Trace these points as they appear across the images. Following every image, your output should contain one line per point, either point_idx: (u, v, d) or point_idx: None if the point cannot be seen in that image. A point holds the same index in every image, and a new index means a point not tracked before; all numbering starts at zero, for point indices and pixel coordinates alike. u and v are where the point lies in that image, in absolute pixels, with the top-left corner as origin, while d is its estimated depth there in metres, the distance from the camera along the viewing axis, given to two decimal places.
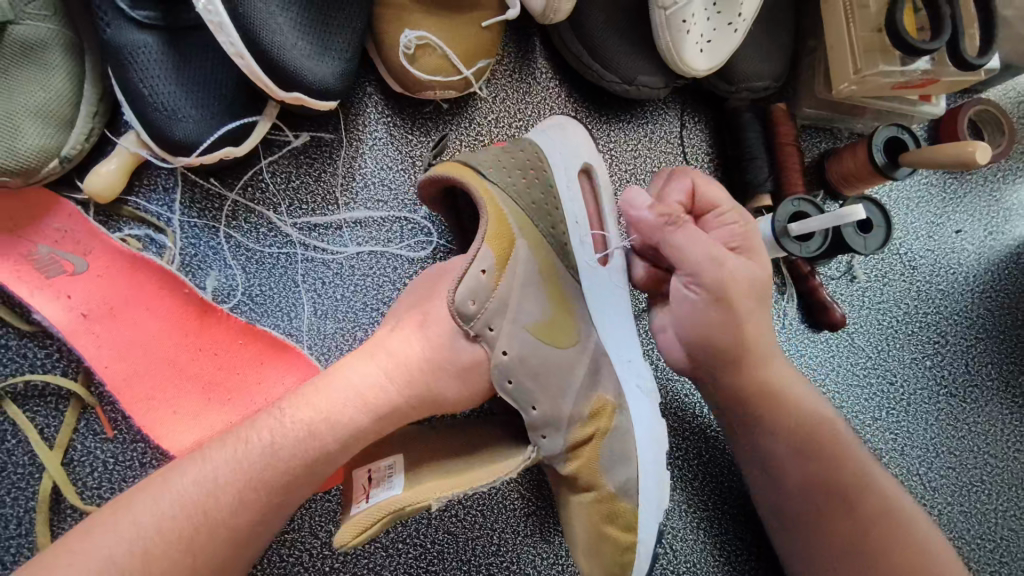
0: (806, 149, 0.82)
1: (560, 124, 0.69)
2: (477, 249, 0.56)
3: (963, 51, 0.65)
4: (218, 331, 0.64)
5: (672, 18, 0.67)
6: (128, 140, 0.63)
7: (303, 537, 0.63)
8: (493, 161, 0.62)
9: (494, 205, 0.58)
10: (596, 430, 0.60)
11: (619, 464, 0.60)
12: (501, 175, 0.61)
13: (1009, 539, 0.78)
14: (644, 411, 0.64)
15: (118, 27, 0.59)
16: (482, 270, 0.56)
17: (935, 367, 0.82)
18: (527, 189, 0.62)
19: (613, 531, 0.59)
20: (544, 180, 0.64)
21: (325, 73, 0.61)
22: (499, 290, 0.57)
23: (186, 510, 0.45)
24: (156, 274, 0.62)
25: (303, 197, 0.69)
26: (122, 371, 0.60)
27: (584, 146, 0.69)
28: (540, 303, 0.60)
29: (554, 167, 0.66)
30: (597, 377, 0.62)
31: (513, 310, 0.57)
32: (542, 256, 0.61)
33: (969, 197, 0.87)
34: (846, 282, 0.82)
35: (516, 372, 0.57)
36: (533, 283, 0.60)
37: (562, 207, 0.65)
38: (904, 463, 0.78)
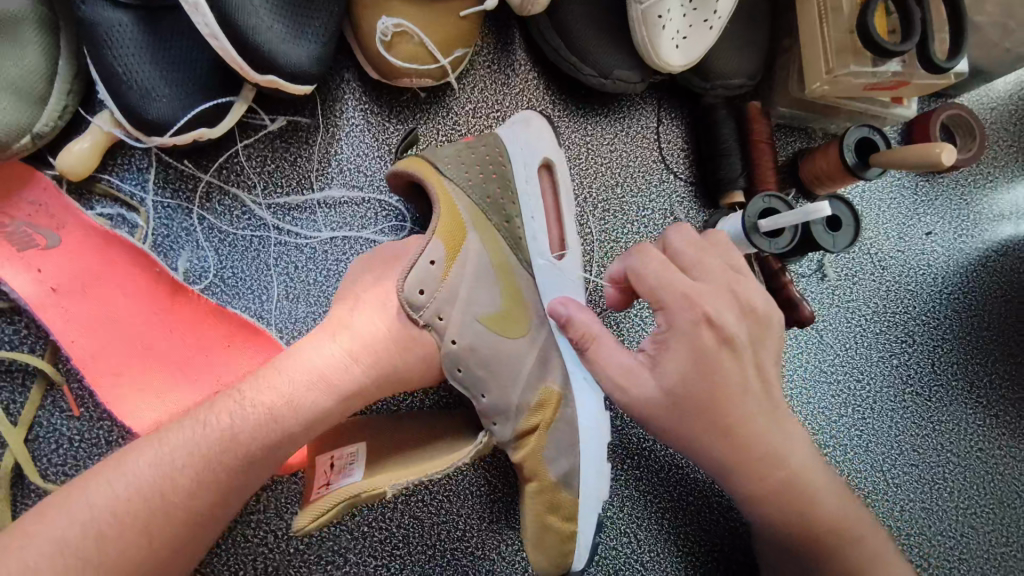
0: (779, 148, 0.83)
1: (524, 120, 0.69)
2: (426, 243, 0.57)
3: (932, 53, 0.66)
4: (187, 311, 0.64)
5: (648, 14, 0.68)
6: (102, 118, 0.63)
7: (268, 518, 0.63)
8: (453, 156, 0.63)
9: (446, 198, 0.60)
10: (539, 423, 0.60)
11: (563, 455, 0.60)
12: (461, 171, 0.62)
13: (969, 536, 0.79)
14: (590, 406, 0.64)
15: (94, 4, 0.59)
16: (432, 261, 0.56)
17: (901, 366, 0.83)
18: (483, 183, 0.63)
19: (557, 522, 0.60)
20: (504, 175, 0.65)
21: (301, 56, 0.61)
22: (448, 280, 0.57)
23: (144, 486, 0.45)
24: (129, 252, 0.63)
25: (278, 181, 0.69)
26: (90, 347, 0.60)
27: (546, 143, 0.69)
28: (492, 293, 0.60)
29: (514, 164, 0.66)
30: (547, 368, 0.62)
31: (463, 298, 0.58)
32: (495, 251, 0.63)
33: (940, 200, 0.88)
34: (817, 280, 0.83)
35: (465, 361, 0.58)
36: (485, 274, 0.60)
37: (518, 203, 0.66)
38: (868, 459, 0.79)
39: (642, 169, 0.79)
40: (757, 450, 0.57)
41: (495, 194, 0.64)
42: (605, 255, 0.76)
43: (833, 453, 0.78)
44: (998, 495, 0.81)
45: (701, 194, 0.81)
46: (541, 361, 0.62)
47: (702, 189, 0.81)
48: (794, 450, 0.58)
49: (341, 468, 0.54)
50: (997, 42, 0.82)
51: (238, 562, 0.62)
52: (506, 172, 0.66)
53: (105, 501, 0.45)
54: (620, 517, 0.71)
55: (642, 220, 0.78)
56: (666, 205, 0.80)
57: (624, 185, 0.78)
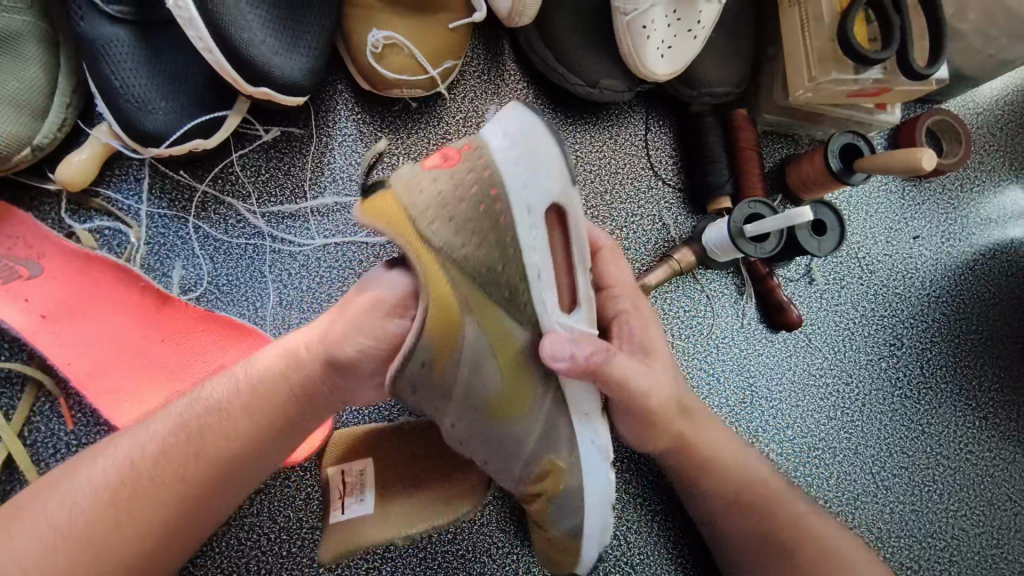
0: (766, 154, 0.84)
1: (526, 142, 0.53)
2: (411, 346, 0.49)
3: (911, 60, 0.67)
4: (178, 320, 0.65)
5: (632, 25, 0.69)
6: (100, 131, 0.65)
7: (262, 520, 0.65)
8: (439, 209, 0.51)
9: (438, 280, 0.50)
10: (545, 491, 0.57)
11: (568, 515, 0.58)
12: (451, 232, 0.51)
13: (959, 538, 0.80)
14: (598, 471, 0.58)
15: (91, 20, 0.60)
16: (422, 362, 0.50)
17: (890, 369, 0.84)
18: (481, 247, 0.52)
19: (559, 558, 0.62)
20: (501, 228, 0.52)
21: (293, 69, 0.63)
22: (444, 376, 0.51)
23: (131, 475, 0.47)
24: (109, 269, 0.64)
25: (272, 190, 0.71)
26: (87, 365, 0.61)
27: (554, 179, 0.53)
28: (496, 378, 0.53)
29: (516, 209, 0.52)
30: (554, 439, 0.56)
31: (463, 390, 0.52)
32: (497, 328, 0.53)
33: (927, 204, 0.89)
34: (804, 283, 0.84)
35: (464, 437, 0.56)
36: (488, 357, 0.52)
37: (525, 265, 0.53)
38: (857, 461, 0.80)
39: (630, 176, 0.80)
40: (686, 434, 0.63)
41: (499, 263, 0.52)
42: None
43: (822, 457, 0.79)
44: (989, 498, 0.82)
45: (690, 199, 0.82)
46: (548, 433, 0.56)
47: (690, 194, 0.82)
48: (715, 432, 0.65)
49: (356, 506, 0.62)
50: (979, 49, 0.83)
51: (232, 565, 0.63)
52: (503, 225, 0.52)
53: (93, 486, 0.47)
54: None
55: (632, 227, 0.79)
56: (655, 211, 0.80)
57: (613, 191, 0.79)
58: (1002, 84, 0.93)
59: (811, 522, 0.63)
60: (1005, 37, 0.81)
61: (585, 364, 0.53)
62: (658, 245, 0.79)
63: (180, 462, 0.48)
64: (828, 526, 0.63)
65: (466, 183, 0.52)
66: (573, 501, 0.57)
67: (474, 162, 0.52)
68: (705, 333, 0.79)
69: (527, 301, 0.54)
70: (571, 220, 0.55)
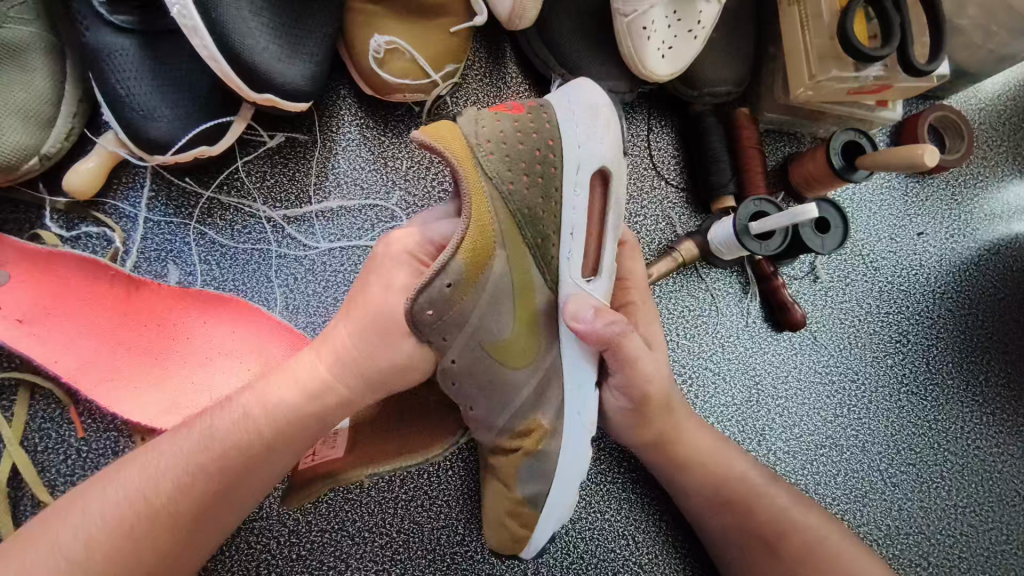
0: (769, 153, 0.84)
1: (591, 110, 0.59)
2: (447, 261, 0.49)
3: (912, 56, 0.67)
4: (153, 301, 0.66)
5: (632, 25, 0.69)
6: (107, 139, 0.66)
7: (271, 524, 0.65)
8: (497, 144, 0.53)
9: (480, 213, 0.51)
10: (521, 449, 0.58)
11: (535, 479, 0.58)
12: (500, 164, 0.53)
13: (969, 534, 0.79)
14: (576, 443, 0.59)
15: (97, 30, 0.61)
16: (450, 283, 0.50)
17: (896, 366, 0.84)
18: (525, 191, 0.55)
19: (514, 525, 0.59)
20: (548, 179, 0.56)
21: (295, 75, 0.64)
22: (463, 303, 0.51)
23: (145, 509, 0.47)
24: (75, 262, 0.63)
25: (277, 195, 0.71)
26: (76, 360, 0.62)
27: (606, 145, 0.59)
28: (506, 321, 0.55)
29: (566, 160, 0.57)
30: (545, 400, 0.58)
31: (475, 324, 0.53)
32: (519, 269, 0.55)
33: (931, 200, 0.89)
34: (808, 282, 0.84)
35: (459, 377, 0.55)
36: (503, 299, 0.54)
37: (561, 218, 0.57)
38: (865, 458, 0.80)
39: (634, 176, 0.81)
40: (671, 440, 0.65)
41: (537, 208, 0.55)
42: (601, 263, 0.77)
43: (828, 454, 0.79)
44: (998, 493, 0.82)
45: (693, 199, 0.82)
46: (541, 392, 0.58)
47: (694, 193, 0.82)
48: (701, 434, 0.66)
49: (327, 451, 0.60)
50: (979, 45, 0.83)
51: (242, 569, 0.63)
52: (551, 174, 0.56)
53: (102, 512, 0.47)
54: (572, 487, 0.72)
55: (635, 227, 0.79)
56: (658, 211, 0.80)
57: None
58: (1004, 79, 0.93)
59: (793, 513, 0.64)
60: (1006, 32, 0.81)
61: (602, 329, 0.56)
62: (661, 244, 0.80)
63: (198, 493, 0.49)
64: (809, 515, 0.65)
65: (527, 129, 0.56)
66: (548, 467, 0.58)
67: (538, 115, 0.57)
68: (711, 329, 0.79)
69: (552, 254, 0.57)
70: (611, 189, 0.60)
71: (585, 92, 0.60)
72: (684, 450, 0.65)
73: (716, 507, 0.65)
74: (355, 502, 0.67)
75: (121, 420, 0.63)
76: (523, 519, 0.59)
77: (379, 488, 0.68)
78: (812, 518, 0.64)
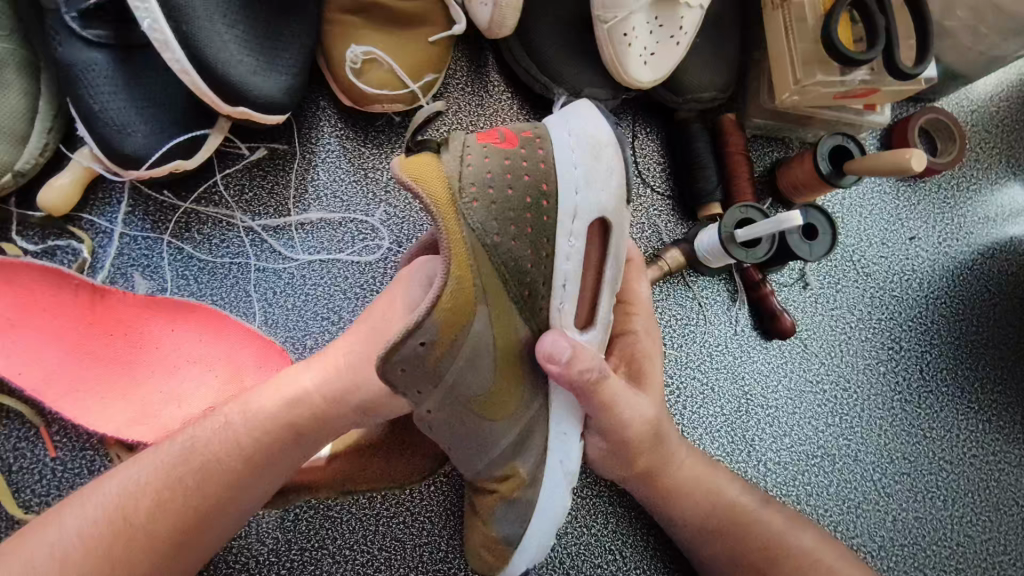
0: (757, 158, 0.83)
1: (593, 146, 0.54)
2: (422, 318, 0.45)
3: (898, 59, 0.66)
4: (118, 309, 0.65)
5: (613, 32, 0.69)
6: (82, 155, 0.65)
7: (250, 543, 0.64)
8: (483, 189, 0.49)
9: (460, 267, 0.47)
10: (498, 492, 0.57)
11: (508, 520, 0.58)
12: (487, 216, 0.49)
13: (965, 545, 0.78)
14: (555, 488, 0.58)
15: (70, 44, 0.60)
16: (423, 341, 0.46)
17: (889, 374, 0.82)
18: (512, 242, 0.51)
19: (487, 554, 0.60)
20: (540, 228, 0.52)
21: (271, 88, 0.63)
22: (438, 364, 0.47)
23: (120, 538, 0.46)
24: (37, 272, 0.62)
25: (256, 209, 0.71)
26: (41, 374, 0.61)
27: (608, 193, 0.55)
28: (485, 378, 0.51)
29: (561, 208, 0.53)
30: (525, 448, 0.56)
31: (452, 381, 0.49)
32: (502, 328, 0.52)
33: (923, 205, 0.88)
34: (798, 289, 0.82)
35: (436, 425, 0.52)
36: (482, 358, 0.50)
37: (552, 270, 0.54)
38: (857, 468, 0.78)
39: None
40: (657, 467, 0.63)
41: (526, 263, 0.52)
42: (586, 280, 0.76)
43: (820, 464, 0.77)
44: (995, 502, 0.80)
45: (679, 207, 0.81)
46: (525, 432, 0.56)
47: (681, 199, 0.81)
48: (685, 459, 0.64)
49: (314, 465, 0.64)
50: (969, 46, 0.82)
51: None
52: (545, 223, 0.52)
53: (78, 529, 0.46)
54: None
55: None
56: (644, 219, 0.79)
57: None
58: (997, 80, 0.92)
59: (787, 533, 0.63)
60: (996, 33, 0.80)
61: (576, 372, 0.53)
62: (647, 252, 0.79)
63: (176, 509, 0.48)
64: (799, 531, 0.64)
65: (518, 170, 0.51)
66: (524, 509, 0.57)
67: (531, 151, 0.53)
68: (701, 339, 0.78)
69: (542, 307, 0.54)
70: (611, 237, 0.56)
71: (593, 128, 0.55)
72: (668, 476, 0.63)
73: (706, 530, 0.64)
74: (336, 519, 0.66)
75: (97, 438, 0.62)
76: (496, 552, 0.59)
77: (361, 505, 0.67)
78: (803, 536, 0.63)
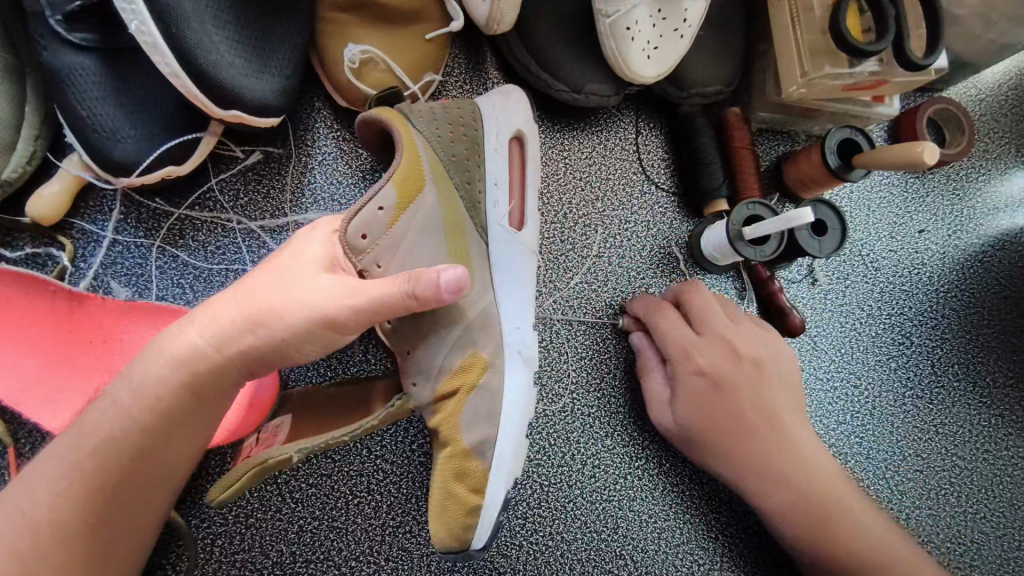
0: (762, 153, 0.82)
1: (502, 92, 0.68)
2: (379, 187, 0.53)
3: (908, 50, 0.64)
4: (98, 315, 0.62)
5: (615, 26, 0.66)
6: (71, 162, 0.63)
7: (254, 556, 0.63)
8: (424, 112, 0.60)
9: (410, 154, 0.56)
10: (465, 384, 0.57)
11: (481, 421, 0.57)
12: (429, 127, 0.60)
13: (980, 542, 0.77)
14: (517, 377, 0.61)
15: (55, 50, 0.58)
16: (381, 206, 0.53)
17: (900, 369, 0.81)
18: (450, 142, 0.61)
19: (463, 491, 0.55)
20: (473, 137, 0.63)
21: (264, 89, 0.61)
22: (395, 228, 0.54)
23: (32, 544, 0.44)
24: (9, 279, 0.59)
25: (252, 214, 0.69)
26: (18, 383, 0.59)
27: (519, 114, 0.67)
28: (436, 250, 0.58)
29: (488, 128, 0.65)
30: (484, 334, 0.60)
31: (407, 248, 0.56)
32: (450, 209, 0.60)
33: (931, 196, 0.86)
34: (807, 285, 0.81)
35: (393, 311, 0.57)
36: (432, 230, 0.58)
37: (485, 167, 0.64)
38: (870, 466, 0.77)
39: (622, 182, 0.78)
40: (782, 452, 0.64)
41: (463, 158, 0.62)
42: (547, 270, 0.74)
43: None
44: (1010, 498, 0.79)
45: (684, 202, 0.79)
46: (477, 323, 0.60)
47: (686, 196, 0.79)
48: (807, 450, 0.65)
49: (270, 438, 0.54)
50: (979, 34, 0.80)
51: None
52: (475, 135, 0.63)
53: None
54: (568, 505, 0.69)
55: (624, 234, 0.77)
56: (649, 217, 0.78)
57: (604, 199, 0.77)
58: (1005, 69, 0.90)
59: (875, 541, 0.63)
60: (1006, 20, 0.78)
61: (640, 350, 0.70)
62: (653, 251, 0.77)
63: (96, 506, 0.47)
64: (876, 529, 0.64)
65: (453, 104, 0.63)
66: (490, 398, 0.59)
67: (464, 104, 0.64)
68: None
69: (478, 201, 0.63)
70: (527, 146, 0.69)
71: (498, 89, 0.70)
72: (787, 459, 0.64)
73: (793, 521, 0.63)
74: (342, 530, 0.65)
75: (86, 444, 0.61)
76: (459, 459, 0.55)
77: (366, 514, 0.65)
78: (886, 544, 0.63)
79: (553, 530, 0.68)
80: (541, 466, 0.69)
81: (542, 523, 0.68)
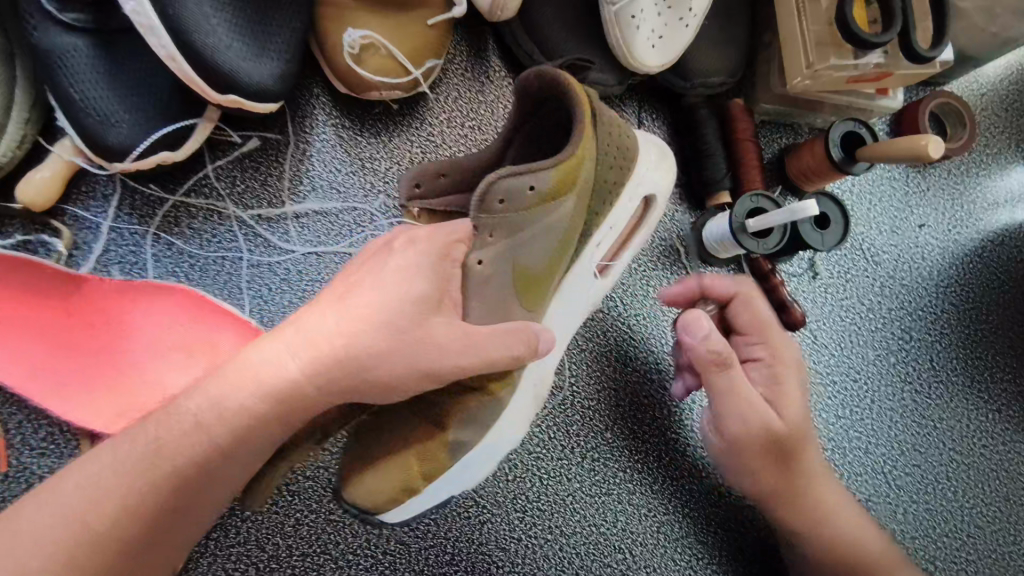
0: (764, 145, 0.81)
1: (661, 146, 0.66)
2: (542, 167, 0.50)
3: (915, 43, 0.64)
4: (99, 300, 0.61)
5: (620, 15, 0.66)
6: (63, 147, 0.61)
7: (249, 549, 0.62)
8: (611, 140, 0.58)
9: (579, 156, 0.53)
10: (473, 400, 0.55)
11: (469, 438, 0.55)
12: (607, 144, 0.57)
13: (975, 536, 0.77)
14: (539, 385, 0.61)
15: (46, 30, 0.57)
16: (532, 186, 0.50)
17: (898, 364, 0.81)
18: (608, 169, 0.59)
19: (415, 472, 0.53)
20: (609, 194, 0.61)
21: (263, 74, 0.60)
22: (529, 213, 0.52)
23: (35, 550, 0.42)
24: (9, 265, 0.57)
25: (248, 201, 0.67)
26: (23, 369, 0.57)
27: (659, 184, 0.65)
28: (540, 257, 0.55)
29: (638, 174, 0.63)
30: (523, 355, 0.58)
31: (511, 251, 0.53)
32: (572, 232, 0.58)
33: (932, 191, 0.86)
34: (808, 279, 0.81)
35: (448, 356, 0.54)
36: (548, 240, 0.55)
37: (615, 209, 0.62)
38: (867, 461, 0.77)
39: None
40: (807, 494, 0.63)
41: (599, 208, 0.60)
42: None
43: (831, 458, 0.76)
44: (1005, 493, 0.79)
45: (687, 194, 0.78)
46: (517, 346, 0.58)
47: (689, 187, 0.78)
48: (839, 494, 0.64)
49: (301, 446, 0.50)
50: (982, 27, 0.80)
51: None
52: (611, 192, 0.61)
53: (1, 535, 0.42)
54: (568, 500, 0.68)
55: None
56: None
57: None
58: (1005, 64, 0.90)
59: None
60: (1010, 14, 0.78)
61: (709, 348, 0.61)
62: (655, 244, 0.76)
63: None
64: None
65: (621, 149, 0.60)
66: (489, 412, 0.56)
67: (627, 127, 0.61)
68: None
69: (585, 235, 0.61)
70: (651, 214, 0.66)
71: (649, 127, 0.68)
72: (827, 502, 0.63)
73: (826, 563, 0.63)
74: (341, 524, 0.64)
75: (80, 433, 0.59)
76: (432, 464, 0.54)
77: None
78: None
79: (553, 524, 0.67)
80: (541, 460, 0.68)
81: (541, 517, 0.67)
